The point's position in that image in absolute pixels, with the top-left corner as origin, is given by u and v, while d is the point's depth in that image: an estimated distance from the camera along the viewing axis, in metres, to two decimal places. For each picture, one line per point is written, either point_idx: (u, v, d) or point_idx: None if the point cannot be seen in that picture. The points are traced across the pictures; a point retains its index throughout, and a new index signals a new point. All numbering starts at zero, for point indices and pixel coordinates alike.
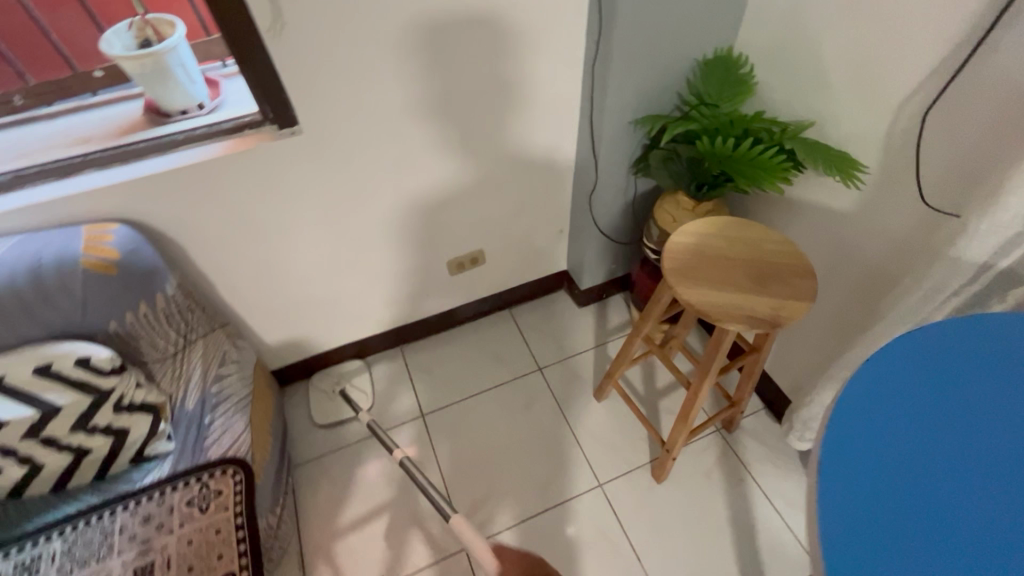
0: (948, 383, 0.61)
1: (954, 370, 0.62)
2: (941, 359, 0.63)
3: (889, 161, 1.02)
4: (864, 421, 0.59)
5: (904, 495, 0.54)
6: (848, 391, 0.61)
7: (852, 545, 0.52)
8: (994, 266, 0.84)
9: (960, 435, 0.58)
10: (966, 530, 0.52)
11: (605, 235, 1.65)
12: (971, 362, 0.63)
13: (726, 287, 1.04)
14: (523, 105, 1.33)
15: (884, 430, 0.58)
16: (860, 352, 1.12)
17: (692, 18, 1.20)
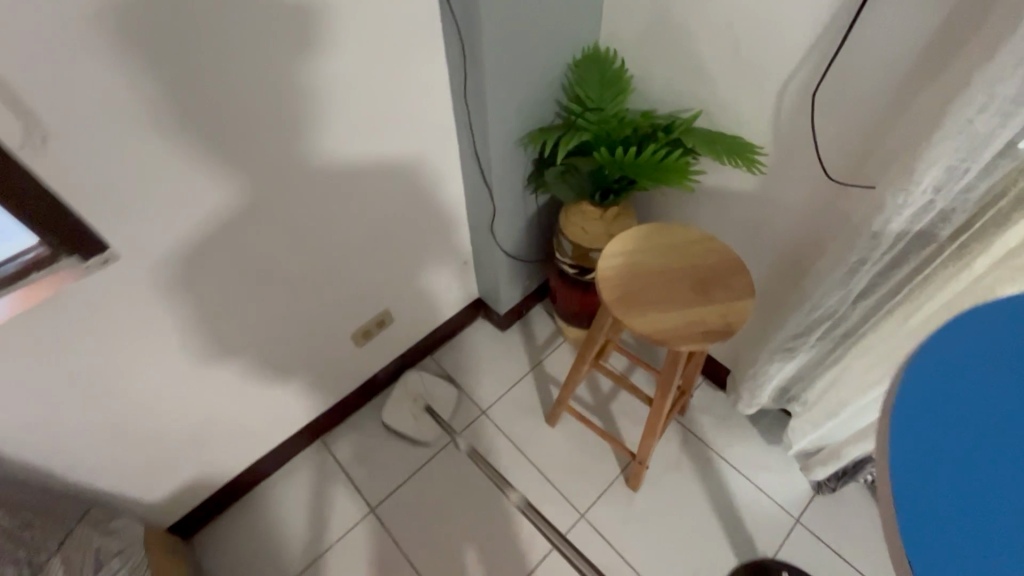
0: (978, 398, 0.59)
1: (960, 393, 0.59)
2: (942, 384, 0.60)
3: (781, 141, 1.02)
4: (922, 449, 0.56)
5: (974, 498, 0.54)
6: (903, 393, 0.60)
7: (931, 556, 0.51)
8: (909, 231, 0.85)
9: (1003, 470, 0.55)
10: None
11: (513, 257, 1.54)
12: (962, 371, 0.61)
13: (673, 306, 0.98)
14: (394, 147, 1.15)
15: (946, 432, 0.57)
16: (794, 326, 1.14)
17: (553, 21, 1.10)
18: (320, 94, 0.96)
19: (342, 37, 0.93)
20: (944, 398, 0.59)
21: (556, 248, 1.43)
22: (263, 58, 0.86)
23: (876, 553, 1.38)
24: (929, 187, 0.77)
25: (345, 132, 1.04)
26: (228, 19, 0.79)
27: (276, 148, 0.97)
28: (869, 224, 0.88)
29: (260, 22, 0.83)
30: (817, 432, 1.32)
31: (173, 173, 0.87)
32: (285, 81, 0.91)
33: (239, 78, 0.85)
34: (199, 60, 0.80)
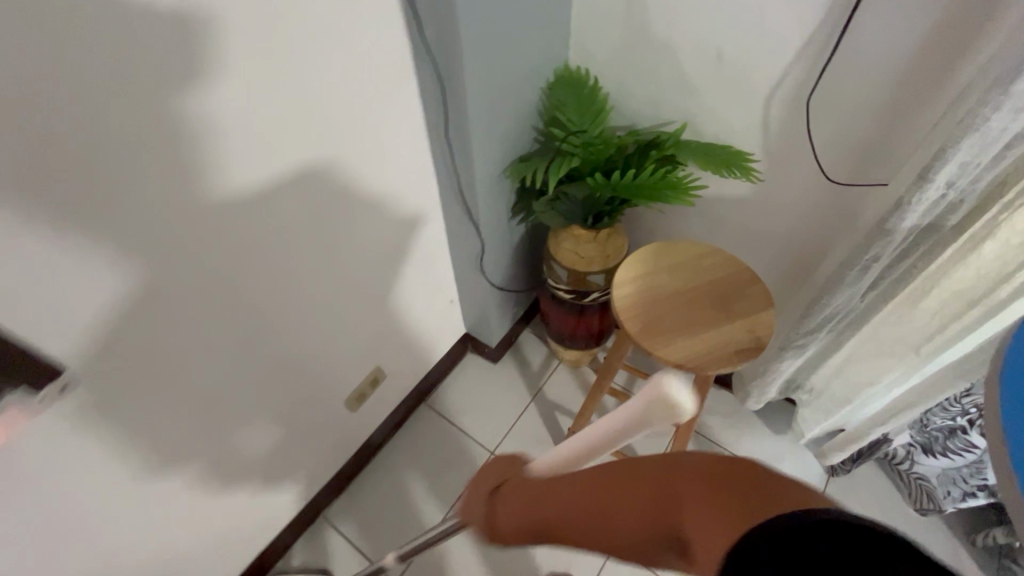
0: None
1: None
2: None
3: (773, 148, 1.02)
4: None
5: None
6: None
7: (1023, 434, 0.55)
8: (920, 226, 0.87)
9: None
10: None
11: (500, 289, 1.48)
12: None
13: (699, 328, 0.95)
14: (323, 205, 0.92)
15: None
16: (806, 324, 1.14)
17: (531, 45, 1.04)
18: (222, 152, 0.73)
19: (239, 73, 0.69)
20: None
21: (548, 276, 1.38)
22: (142, 148, 0.64)
23: (899, 524, 1.42)
24: (943, 182, 0.79)
25: (240, 203, 0.79)
26: (116, 91, 0.59)
27: (268, 225, 0.85)
28: (884, 223, 0.89)
29: (123, 108, 0.61)
30: (830, 418, 1.34)
31: (168, 267, 0.74)
32: (162, 174, 0.68)
33: (128, 174, 0.64)
34: (89, 161, 0.60)
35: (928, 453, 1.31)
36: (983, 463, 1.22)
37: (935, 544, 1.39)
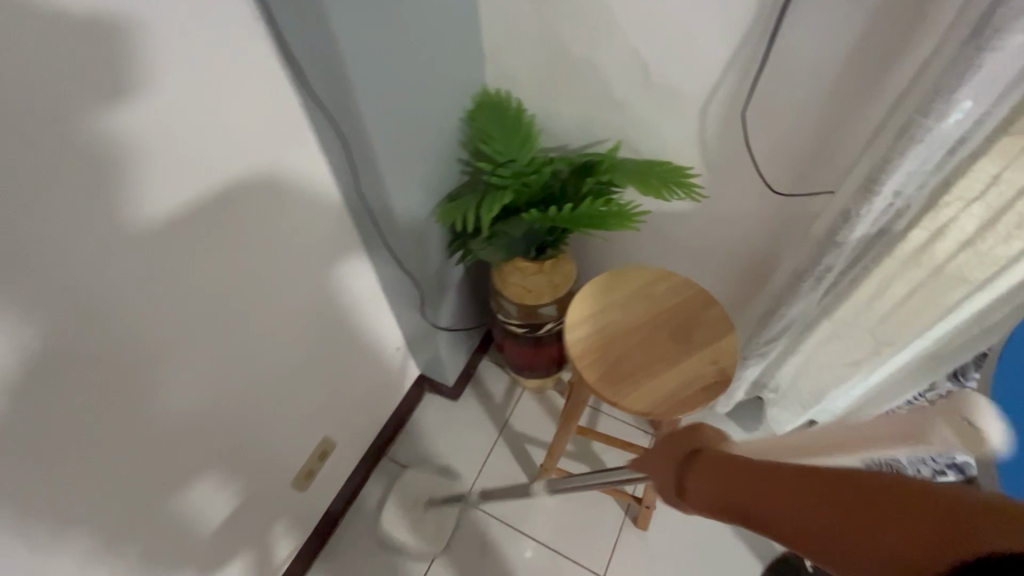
0: None
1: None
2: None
3: (713, 160, 0.96)
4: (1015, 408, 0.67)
5: None
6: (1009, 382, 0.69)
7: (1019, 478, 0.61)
8: (871, 234, 0.83)
9: None
10: None
11: (448, 329, 1.38)
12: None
13: (661, 367, 0.89)
14: (239, 264, 0.81)
15: None
16: (767, 334, 1.10)
17: (442, 77, 0.93)
18: (145, 179, 0.64)
19: (173, 94, 0.63)
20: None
21: (497, 311, 1.28)
22: None
23: None
24: (890, 191, 0.75)
25: (95, 280, 0.62)
26: None
27: (156, 327, 0.72)
28: (834, 235, 0.84)
29: None
30: (799, 416, 1.32)
31: (31, 394, 0.60)
32: (76, 200, 0.58)
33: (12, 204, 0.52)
34: None
35: None
36: None
37: None
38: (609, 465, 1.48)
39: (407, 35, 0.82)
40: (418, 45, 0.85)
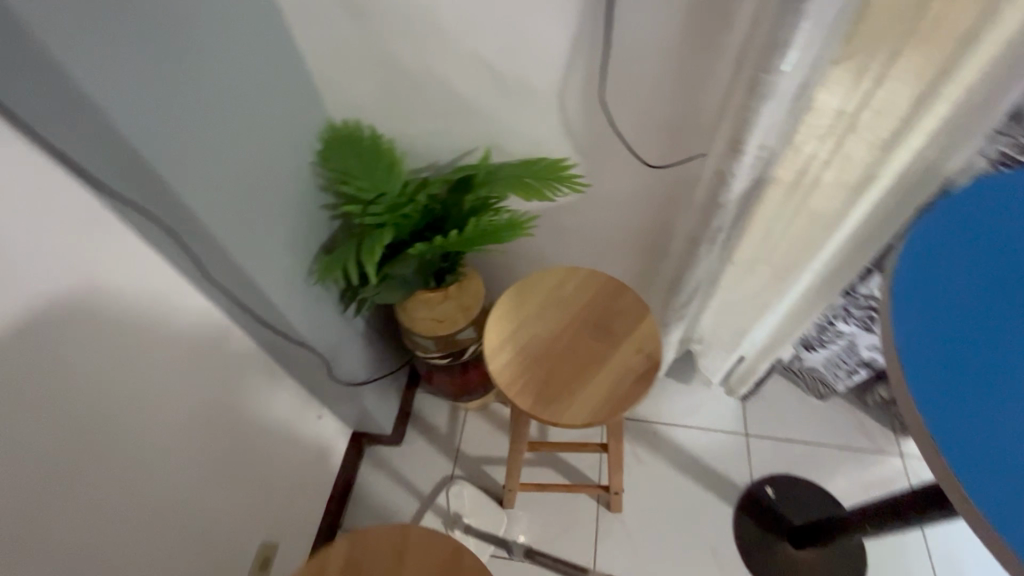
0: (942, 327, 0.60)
1: (993, 334, 0.60)
2: (947, 347, 0.59)
3: (585, 147, 0.93)
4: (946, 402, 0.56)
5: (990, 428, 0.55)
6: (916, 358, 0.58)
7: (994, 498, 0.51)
8: (749, 187, 0.84)
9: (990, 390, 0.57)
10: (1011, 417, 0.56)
11: (368, 380, 1.27)
12: (990, 296, 0.63)
13: (593, 370, 0.86)
14: (79, 376, 0.66)
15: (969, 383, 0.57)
16: (681, 300, 1.11)
17: (276, 127, 0.82)
18: None
19: None
20: (980, 385, 0.57)
21: (414, 348, 1.20)
22: None
23: (811, 419, 1.52)
24: (755, 145, 0.75)
25: None
26: None
27: None
28: (716, 196, 0.84)
29: None
30: (728, 359, 1.37)
31: None
32: None
33: None
34: None
35: (811, 351, 1.40)
36: (855, 345, 1.32)
37: (846, 422, 1.50)
38: (569, 460, 1.45)
39: (214, 90, 0.69)
40: (233, 102, 0.73)
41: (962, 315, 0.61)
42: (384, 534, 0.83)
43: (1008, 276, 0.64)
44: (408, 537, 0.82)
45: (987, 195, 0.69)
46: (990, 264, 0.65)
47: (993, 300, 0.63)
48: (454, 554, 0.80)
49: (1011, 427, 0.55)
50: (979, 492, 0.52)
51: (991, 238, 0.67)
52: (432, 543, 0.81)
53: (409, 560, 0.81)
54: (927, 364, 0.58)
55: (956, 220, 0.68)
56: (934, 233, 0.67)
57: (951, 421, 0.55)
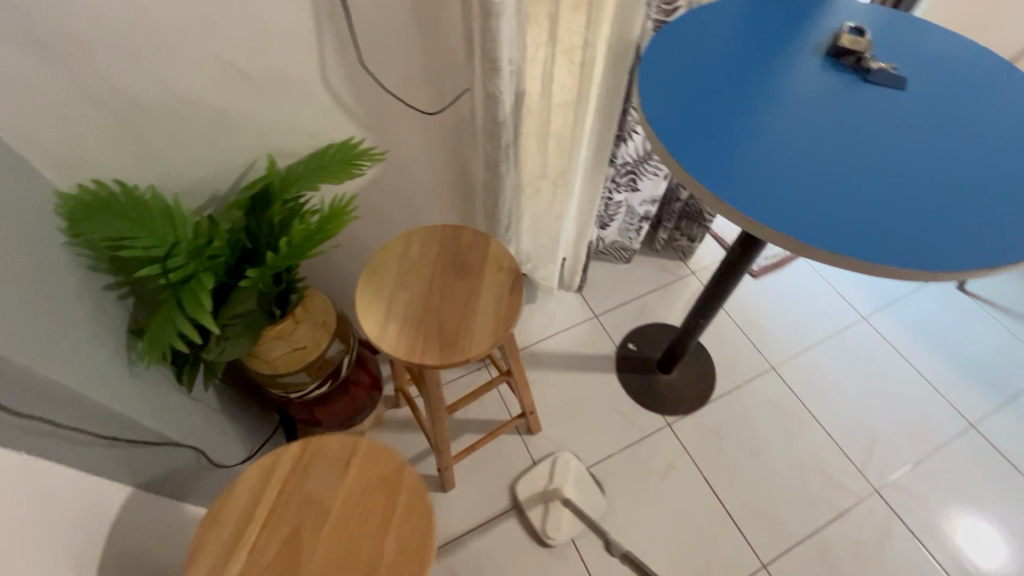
0: (781, 201, 0.74)
1: (718, 118, 0.83)
2: (699, 140, 0.80)
3: (365, 120, 0.96)
4: (841, 234, 0.72)
5: (871, 222, 0.73)
6: (807, 232, 0.72)
7: (921, 252, 0.70)
8: (514, 101, 0.98)
9: (836, 202, 0.75)
10: (863, 205, 0.75)
11: (246, 459, 1.12)
12: (706, 98, 0.86)
13: (473, 301, 0.93)
14: None
15: (833, 212, 0.74)
16: (504, 225, 1.25)
17: (8, 207, 0.67)
18: None
19: None
20: (729, 151, 0.79)
21: (287, 392, 1.11)
22: None
23: (630, 280, 1.86)
24: (506, 62, 0.89)
25: None
26: None
27: None
28: (495, 118, 0.97)
29: None
30: (555, 263, 1.60)
31: None
32: None
33: None
34: None
35: (605, 227, 1.71)
36: (631, 207, 1.65)
37: (652, 270, 1.88)
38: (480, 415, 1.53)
39: None
40: None
41: (695, 116, 0.83)
42: (338, 445, 0.89)
43: (707, 81, 0.88)
44: (356, 450, 0.88)
45: (668, 83, 0.88)
46: (692, 79, 0.88)
47: (707, 99, 0.86)
48: (395, 470, 0.86)
49: (756, 167, 0.78)
50: (919, 258, 0.70)
51: (692, 98, 0.86)
52: (377, 459, 0.87)
53: (354, 471, 0.86)
54: (693, 156, 0.79)
55: (659, 63, 0.91)
56: (651, 77, 0.89)
57: (723, 181, 0.76)
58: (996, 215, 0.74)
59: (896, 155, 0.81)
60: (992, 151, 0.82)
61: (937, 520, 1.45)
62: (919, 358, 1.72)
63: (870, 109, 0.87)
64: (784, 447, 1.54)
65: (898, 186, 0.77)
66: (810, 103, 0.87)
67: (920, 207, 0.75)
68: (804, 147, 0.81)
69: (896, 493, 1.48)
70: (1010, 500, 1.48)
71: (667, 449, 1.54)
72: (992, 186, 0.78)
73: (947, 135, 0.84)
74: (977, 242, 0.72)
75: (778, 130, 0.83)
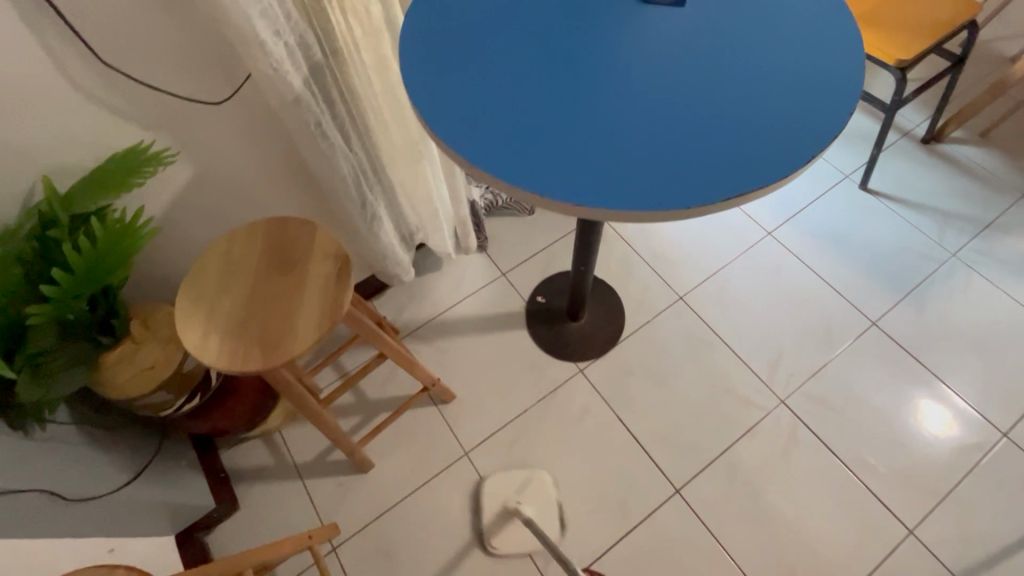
0: (582, 172, 0.69)
1: (490, 88, 0.76)
2: (460, 104, 0.75)
3: (150, 120, 0.90)
4: (648, 187, 0.68)
5: (676, 163, 0.70)
6: (617, 199, 0.67)
7: (730, 181, 0.68)
8: (307, 75, 0.92)
9: (635, 153, 0.70)
10: (665, 148, 0.71)
11: (128, 482, 1.11)
12: (472, 52, 0.80)
13: (299, 295, 0.90)
14: None
15: (637, 166, 0.69)
16: (356, 202, 1.20)
17: None
18: None
19: None
20: (489, 111, 0.75)
21: (156, 411, 1.08)
22: None
23: (535, 230, 1.83)
24: (273, 36, 0.82)
25: None
26: None
27: None
28: (289, 97, 0.91)
29: None
30: (445, 230, 1.56)
31: None
32: None
33: None
34: None
35: None
36: None
37: (557, 216, 1.84)
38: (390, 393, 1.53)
39: None
40: None
41: (457, 76, 0.78)
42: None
43: (476, 32, 0.82)
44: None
45: (437, 67, 0.79)
46: (459, 37, 0.82)
47: (473, 54, 0.80)
48: None
49: (527, 134, 0.72)
50: (728, 187, 0.67)
51: (465, 79, 0.78)
52: None
53: None
54: (449, 123, 0.74)
55: (426, 19, 0.84)
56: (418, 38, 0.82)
57: (500, 161, 0.70)
58: (760, 134, 0.71)
59: (671, 81, 0.76)
60: (770, 61, 0.77)
61: (843, 418, 1.50)
62: (824, 264, 1.73)
63: (649, 33, 0.81)
64: (694, 373, 1.57)
65: (663, 118, 0.73)
66: (588, 45, 0.80)
67: (711, 133, 0.71)
68: (575, 98, 0.75)
69: (803, 401, 1.52)
70: (912, 387, 1.54)
71: (580, 395, 1.56)
72: (787, 81, 0.75)
73: (727, 49, 0.78)
74: (780, 149, 0.70)
75: (543, 77, 0.77)
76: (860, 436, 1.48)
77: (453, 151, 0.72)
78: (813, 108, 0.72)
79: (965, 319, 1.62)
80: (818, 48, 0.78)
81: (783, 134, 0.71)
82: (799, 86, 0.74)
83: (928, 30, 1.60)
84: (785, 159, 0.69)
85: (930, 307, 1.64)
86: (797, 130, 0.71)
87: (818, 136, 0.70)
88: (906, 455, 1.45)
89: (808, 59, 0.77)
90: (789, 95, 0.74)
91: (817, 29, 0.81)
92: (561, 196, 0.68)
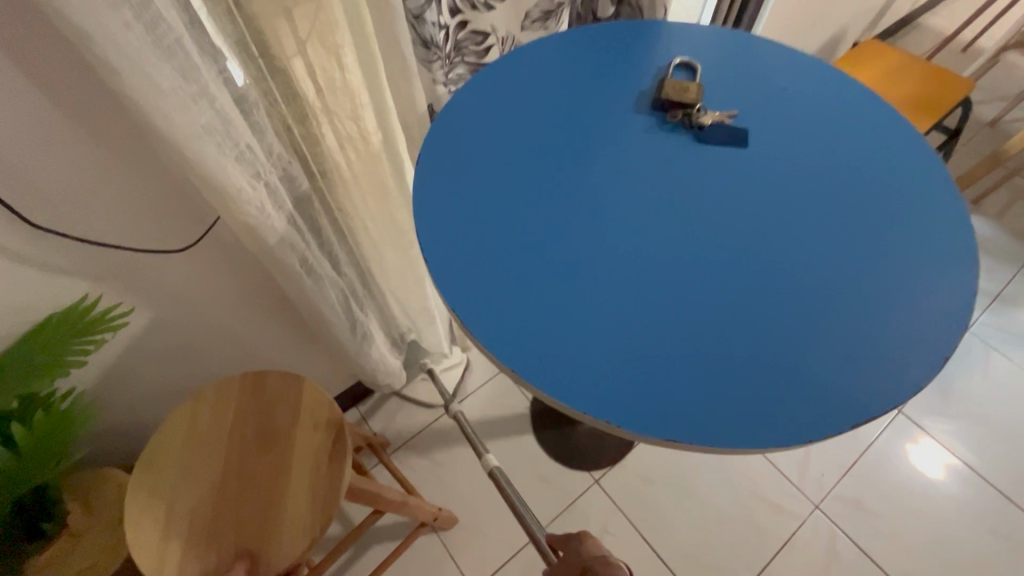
0: (660, 390, 0.60)
1: (540, 271, 0.67)
2: (506, 291, 0.65)
3: (99, 270, 0.76)
4: (739, 412, 0.59)
5: (767, 378, 0.61)
6: (702, 427, 0.58)
7: (831, 404, 0.59)
8: (290, 213, 0.77)
9: (719, 366, 0.61)
10: (751, 359, 0.62)
11: None
12: (505, 216, 0.70)
13: (284, 488, 0.75)
14: None
15: (722, 383, 0.60)
16: (346, 330, 1.05)
17: None
18: None
19: None
20: (541, 302, 0.64)
21: None
22: None
23: None
24: (249, 180, 0.67)
25: None
26: None
27: None
28: (268, 241, 0.75)
29: None
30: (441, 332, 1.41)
31: None
32: None
33: None
34: None
35: None
36: None
37: None
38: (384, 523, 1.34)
39: None
40: None
41: (500, 258, 0.67)
42: None
43: (517, 197, 0.72)
44: None
45: (474, 239, 0.69)
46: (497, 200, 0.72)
47: (507, 224, 0.70)
48: None
49: (590, 335, 0.63)
50: (830, 412, 0.59)
51: (508, 258, 0.68)
52: None
53: None
54: (492, 322, 0.63)
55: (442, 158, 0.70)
56: (434, 195, 0.72)
57: (559, 374, 0.60)
58: (858, 344, 0.63)
59: (747, 268, 0.68)
60: (840, 254, 0.70)
61: (882, 523, 1.38)
62: None
63: (712, 204, 0.73)
64: (719, 479, 1.44)
65: (727, 321, 0.64)
66: (647, 216, 0.72)
67: (801, 337, 0.63)
68: (642, 288, 0.66)
69: (839, 505, 1.40)
70: (948, 483, 1.44)
71: (598, 511, 1.40)
72: (871, 269, 0.69)
73: (791, 233, 0.71)
74: (880, 359, 0.62)
75: (606, 262, 0.68)
76: (903, 543, 1.36)
77: (503, 358, 0.61)
78: (896, 318, 0.65)
79: (991, 402, 1.55)
80: (903, 228, 0.72)
81: (869, 348, 0.63)
82: (881, 285, 0.67)
83: (926, 108, 1.57)
84: (887, 372, 0.61)
85: (954, 392, 1.57)
86: (880, 348, 0.63)
87: (917, 343, 0.63)
88: (955, 563, 1.34)
89: (894, 239, 0.71)
90: (868, 300, 0.66)
91: (894, 214, 0.73)
92: (637, 425, 0.58)
